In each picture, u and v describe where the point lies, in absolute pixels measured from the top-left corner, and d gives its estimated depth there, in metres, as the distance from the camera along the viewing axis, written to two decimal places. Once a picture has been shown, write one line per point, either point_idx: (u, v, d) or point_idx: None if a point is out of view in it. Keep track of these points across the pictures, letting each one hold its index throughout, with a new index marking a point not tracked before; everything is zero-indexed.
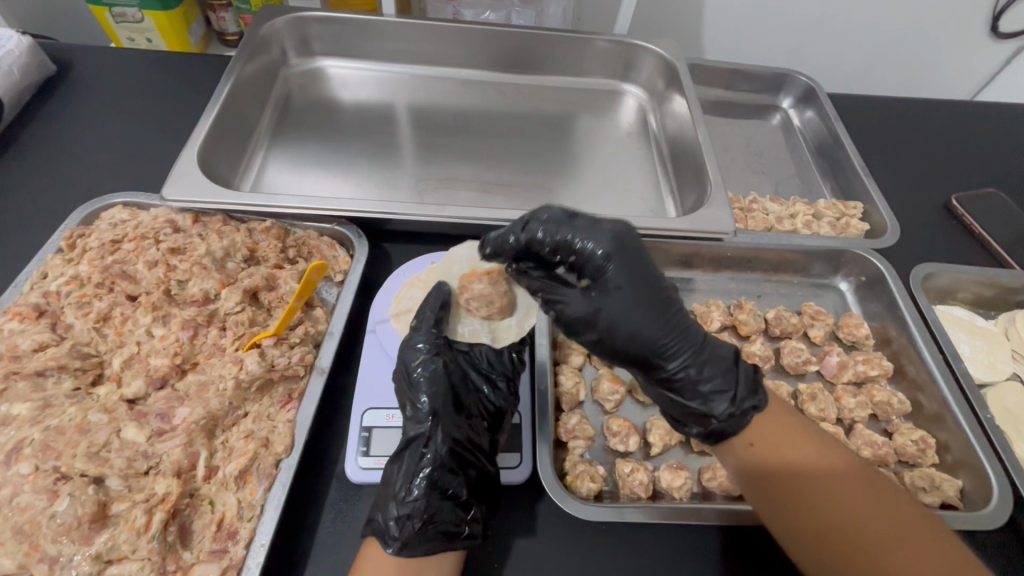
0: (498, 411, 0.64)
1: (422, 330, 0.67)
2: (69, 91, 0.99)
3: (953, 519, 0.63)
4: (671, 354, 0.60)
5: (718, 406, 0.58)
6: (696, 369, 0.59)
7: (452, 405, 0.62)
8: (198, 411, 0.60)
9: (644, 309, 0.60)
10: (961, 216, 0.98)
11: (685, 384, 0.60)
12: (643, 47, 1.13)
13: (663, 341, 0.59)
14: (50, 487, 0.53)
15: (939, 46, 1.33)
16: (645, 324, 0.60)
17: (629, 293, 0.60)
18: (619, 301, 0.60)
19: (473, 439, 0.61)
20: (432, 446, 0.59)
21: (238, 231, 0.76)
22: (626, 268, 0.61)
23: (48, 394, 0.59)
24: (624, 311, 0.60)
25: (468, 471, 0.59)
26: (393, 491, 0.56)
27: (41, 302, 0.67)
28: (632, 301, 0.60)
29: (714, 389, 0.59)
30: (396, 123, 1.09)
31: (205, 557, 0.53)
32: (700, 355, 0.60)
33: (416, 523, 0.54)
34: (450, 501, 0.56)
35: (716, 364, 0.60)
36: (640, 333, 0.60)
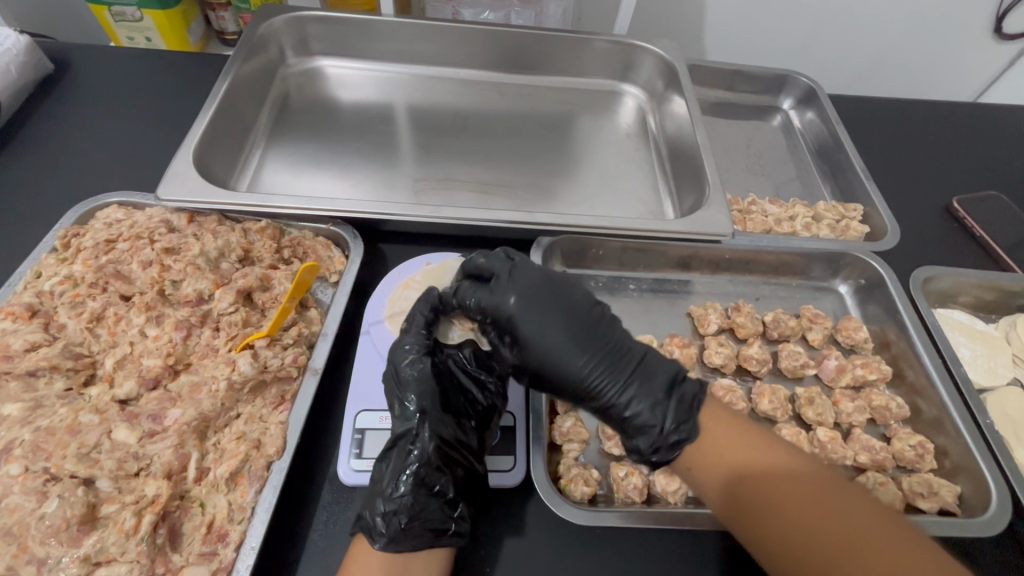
0: (486, 410, 0.64)
1: (411, 333, 0.66)
2: (67, 90, 0.99)
3: (950, 525, 0.62)
4: (595, 390, 0.61)
5: (646, 436, 0.59)
6: (624, 399, 0.60)
7: (441, 404, 0.61)
8: (190, 413, 0.60)
9: (561, 345, 0.62)
10: (962, 218, 0.97)
11: (617, 418, 0.61)
12: (643, 47, 1.13)
13: (583, 379, 0.61)
14: (40, 488, 0.52)
15: (942, 47, 1.32)
16: (563, 362, 0.62)
17: (541, 333, 0.63)
18: (537, 340, 0.63)
19: (461, 437, 0.60)
20: (420, 444, 0.58)
21: (233, 231, 0.76)
22: (536, 309, 0.64)
23: (40, 395, 0.59)
24: (541, 353, 0.63)
25: (455, 470, 0.58)
26: (380, 488, 0.56)
27: (34, 302, 0.67)
28: (548, 338, 0.63)
29: (642, 421, 0.59)
30: (394, 123, 1.08)
31: (194, 560, 0.53)
32: (627, 387, 0.61)
33: (402, 519, 0.53)
34: (438, 499, 0.56)
35: (644, 394, 0.60)
36: (563, 371, 0.62)
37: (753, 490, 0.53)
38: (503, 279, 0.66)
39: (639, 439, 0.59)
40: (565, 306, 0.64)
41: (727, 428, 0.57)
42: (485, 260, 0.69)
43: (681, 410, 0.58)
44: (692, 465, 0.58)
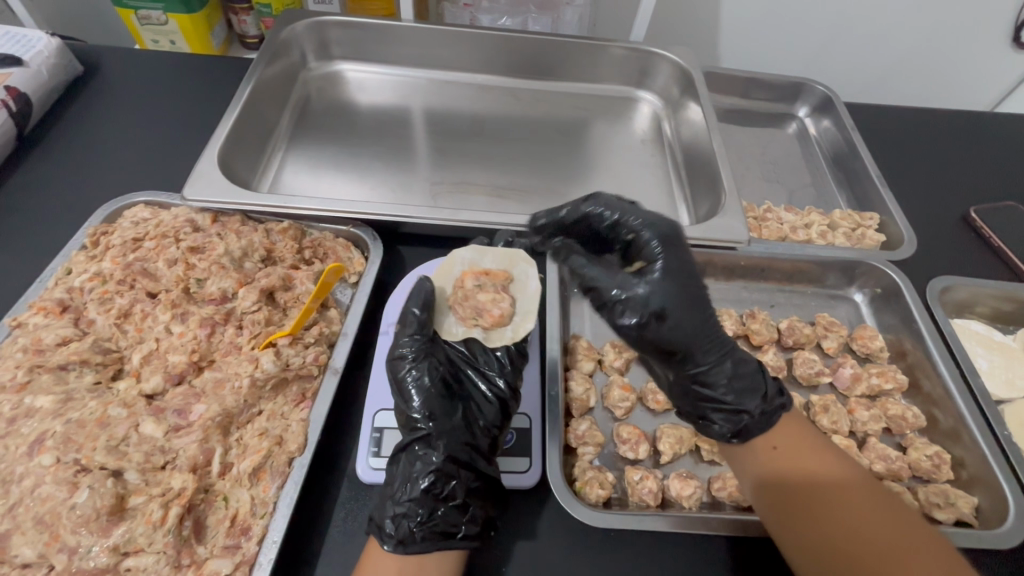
0: (494, 413, 0.64)
1: (410, 334, 0.67)
2: (95, 91, 1.02)
3: (967, 537, 0.62)
4: (705, 351, 0.59)
5: (750, 408, 0.59)
6: (729, 370, 0.60)
7: (447, 409, 0.63)
8: (214, 408, 0.61)
9: (692, 310, 0.58)
10: (980, 228, 0.97)
11: (715, 382, 0.60)
12: (659, 54, 1.14)
13: (705, 343, 0.59)
14: (71, 479, 0.54)
15: (961, 56, 1.32)
16: (694, 320, 0.58)
17: (681, 284, 0.58)
18: (671, 286, 0.58)
19: (469, 439, 0.61)
20: (425, 449, 0.59)
21: (256, 231, 0.77)
22: (680, 261, 0.60)
23: (70, 388, 0.61)
24: (676, 300, 0.57)
25: (465, 472, 0.58)
26: (390, 491, 0.57)
27: (64, 297, 0.68)
28: (686, 289, 0.58)
29: (738, 391, 0.60)
30: (412, 126, 1.10)
31: (218, 552, 0.54)
32: (727, 358, 0.60)
33: (410, 522, 0.54)
34: (446, 503, 0.56)
35: (740, 372, 0.60)
36: (688, 329, 0.58)
37: (787, 490, 0.55)
38: (630, 236, 0.60)
39: (738, 404, 0.59)
40: (692, 271, 0.60)
41: (775, 429, 0.59)
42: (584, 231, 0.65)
43: (779, 392, 0.62)
44: (777, 444, 0.58)
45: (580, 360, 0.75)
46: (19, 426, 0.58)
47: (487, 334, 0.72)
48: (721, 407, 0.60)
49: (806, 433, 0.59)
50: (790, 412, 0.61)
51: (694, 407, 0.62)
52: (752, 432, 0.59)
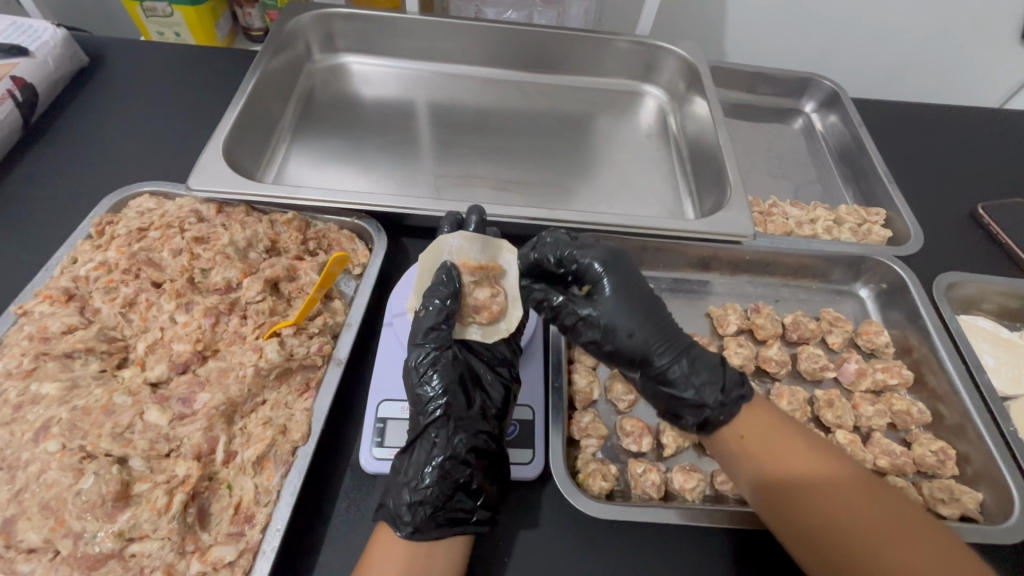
0: (506, 397, 0.64)
1: (433, 324, 0.63)
2: (100, 82, 1.02)
3: (972, 532, 0.62)
4: (659, 352, 0.63)
5: (711, 399, 0.61)
6: (686, 366, 0.62)
7: (466, 395, 0.61)
8: (218, 397, 0.61)
9: (636, 314, 0.64)
10: (987, 224, 0.96)
11: (675, 379, 0.62)
12: (665, 48, 1.13)
13: (654, 341, 0.63)
14: (76, 465, 0.54)
15: (970, 52, 1.30)
16: (638, 326, 0.64)
17: (622, 297, 0.65)
18: (612, 302, 0.65)
19: (484, 425, 0.60)
20: (442, 437, 0.58)
21: (261, 222, 0.78)
22: (619, 274, 0.66)
23: (76, 375, 0.61)
24: (616, 316, 0.64)
25: (482, 458, 0.58)
26: (404, 479, 0.57)
27: (70, 286, 0.69)
28: (623, 300, 0.65)
29: (696, 386, 0.62)
30: (417, 120, 1.10)
31: (222, 539, 0.54)
32: (686, 359, 0.63)
33: (428, 509, 0.55)
34: (463, 489, 0.56)
35: (699, 368, 0.63)
36: (635, 338, 0.64)
37: (787, 492, 0.55)
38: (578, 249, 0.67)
39: (699, 400, 0.61)
40: (633, 280, 0.66)
41: (762, 424, 0.59)
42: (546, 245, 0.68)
43: (741, 383, 0.62)
44: (744, 433, 0.59)
45: (583, 353, 0.75)
46: (25, 413, 0.58)
47: (483, 333, 0.67)
48: (685, 404, 0.62)
49: (794, 430, 0.59)
50: (759, 404, 0.61)
51: (664, 408, 0.65)
52: (714, 424, 0.61)
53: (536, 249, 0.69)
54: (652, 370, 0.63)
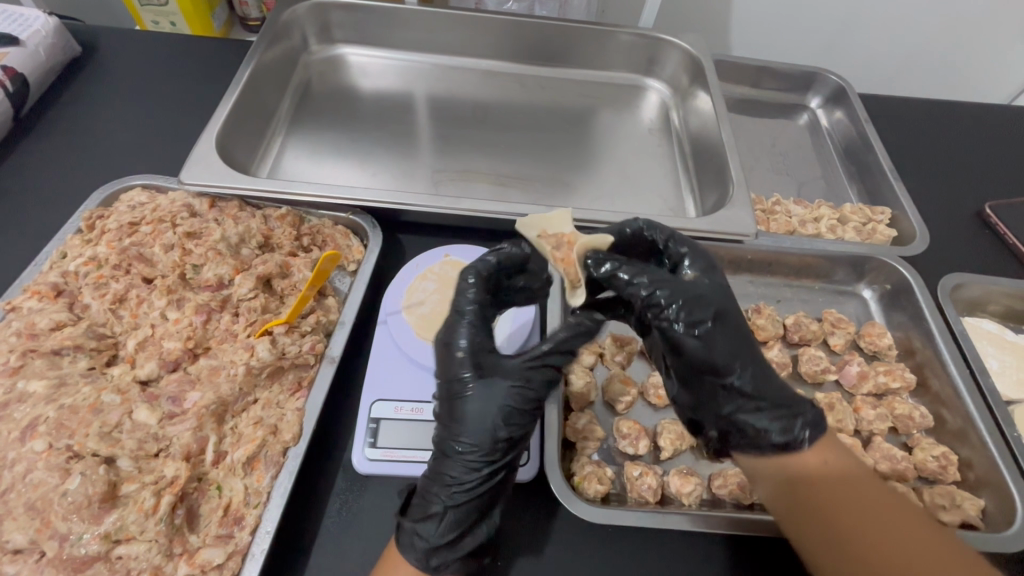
0: (516, 419, 0.56)
1: (456, 325, 0.58)
2: (93, 73, 1.00)
3: (973, 540, 0.60)
4: (747, 364, 0.58)
5: (806, 411, 0.56)
6: (771, 387, 0.58)
7: (464, 421, 0.56)
8: (209, 396, 0.60)
9: (734, 320, 0.59)
10: (994, 224, 0.94)
11: (764, 395, 0.57)
12: (668, 41, 1.11)
13: (745, 352, 0.58)
14: (63, 465, 0.53)
15: (980, 48, 1.28)
16: (738, 325, 0.59)
17: (723, 294, 0.60)
18: (715, 295, 0.59)
19: (484, 452, 0.55)
20: (450, 471, 0.55)
21: (254, 218, 0.76)
22: (716, 270, 0.63)
23: (63, 373, 0.60)
24: (720, 310, 0.58)
25: (477, 484, 0.55)
26: (419, 506, 0.55)
27: (59, 282, 0.68)
28: (726, 294, 0.60)
29: (786, 397, 0.57)
30: (415, 113, 1.08)
31: (211, 542, 0.54)
32: (771, 370, 0.59)
33: (421, 538, 0.53)
34: (459, 517, 0.54)
35: (783, 382, 0.59)
36: (734, 336, 0.58)
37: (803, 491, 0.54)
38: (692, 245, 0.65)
39: (792, 410, 0.56)
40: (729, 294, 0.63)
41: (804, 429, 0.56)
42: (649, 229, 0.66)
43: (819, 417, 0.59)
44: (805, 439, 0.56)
45: (581, 353, 0.74)
46: (11, 411, 0.57)
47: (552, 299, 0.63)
48: (777, 413, 0.56)
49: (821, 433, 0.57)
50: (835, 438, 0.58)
51: (744, 423, 0.57)
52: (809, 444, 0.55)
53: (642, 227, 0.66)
54: (744, 372, 0.57)
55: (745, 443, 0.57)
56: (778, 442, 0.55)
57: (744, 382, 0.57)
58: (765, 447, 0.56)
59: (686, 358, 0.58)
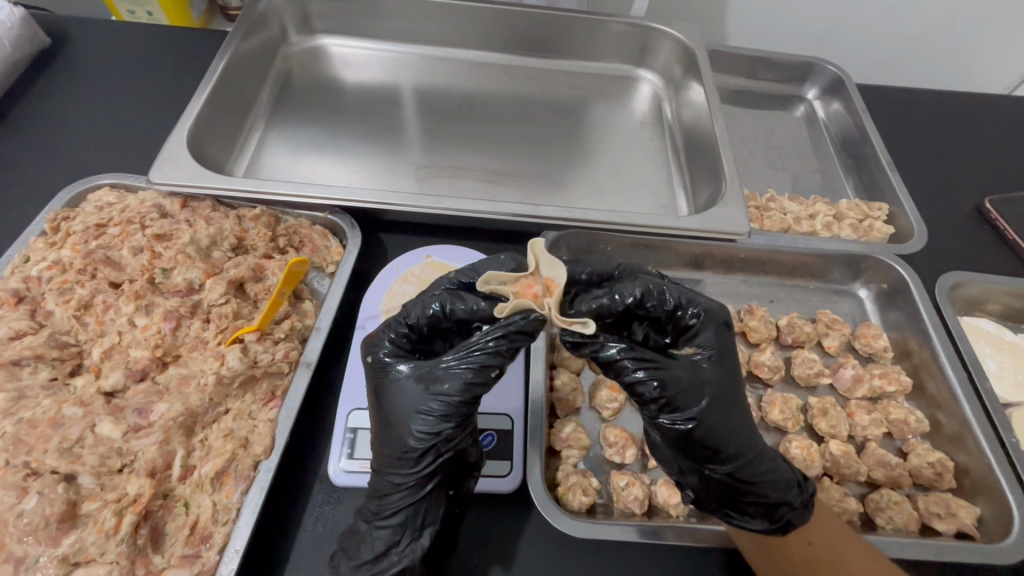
0: (423, 430, 0.50)
1: (385, 330, 0.56)
2: (62, 65, 0.96)
3: (966, 552, 0.59)
4: (742, 455, 0.52)
5: (791, 500, 0.54)
6: (763, 474, 0.53)
7: (381, 434, 0.53)
8: (177, 408, 0.58)
9: (731, 408, 0.53)
10: (994, 220, 0.92)
11: (753, 482, 0.53)
12: (660, 30, 1.07)
13: (741, 442, 0.52)
14: (20, 483, 0.51)
15: (981, 37, 1.24)
16: (738, 415, 0.53)
17: (727, 382, 0.53)
18: (717, 384, 0.52)
19: (396, 467, 0.52)
20: (379, 482, 0.53)
21: (227, 218, 0.73)
22: (726, 347, 0.55)
23: (23, 385, 0.58)
24: (720, 402, 0.52)
25: (395, 501, 0.52)
26: (356, 522, 0.54)
27: (20, 287, 0.65)
28: (730, 381, 0.53)
29: (777, 487, 0.53)
30: (400, 106, 1.04)
31: (176, 562, 0.51)
32: (767, 456, 0.54)
33: (346, 558, 0.53)
34: (379, 535, 0.52)
35: (779, 468, 0.54)
36: (734, 429, 0.52)
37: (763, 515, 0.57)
38: (700, 311, 0.55)
39: (776, 500, 0.53)
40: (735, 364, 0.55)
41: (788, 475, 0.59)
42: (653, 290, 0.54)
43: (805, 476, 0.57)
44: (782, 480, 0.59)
45: (567, 358, 0.71)
46: None
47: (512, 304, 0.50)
48: (758, 500, 0.53)
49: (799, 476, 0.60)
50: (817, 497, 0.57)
51: (725, 502, 0.55)
52: (798, 522, 0.54)
53: (641, 283, 0.54)
54: (735, 464, 0.52)
55: (718, 513, 0.56)
56: (758, 528, 0.54)
57: (734, 472, 0.53)
58: (740, 526, 0.55)
59: (674, 444, 0.53)
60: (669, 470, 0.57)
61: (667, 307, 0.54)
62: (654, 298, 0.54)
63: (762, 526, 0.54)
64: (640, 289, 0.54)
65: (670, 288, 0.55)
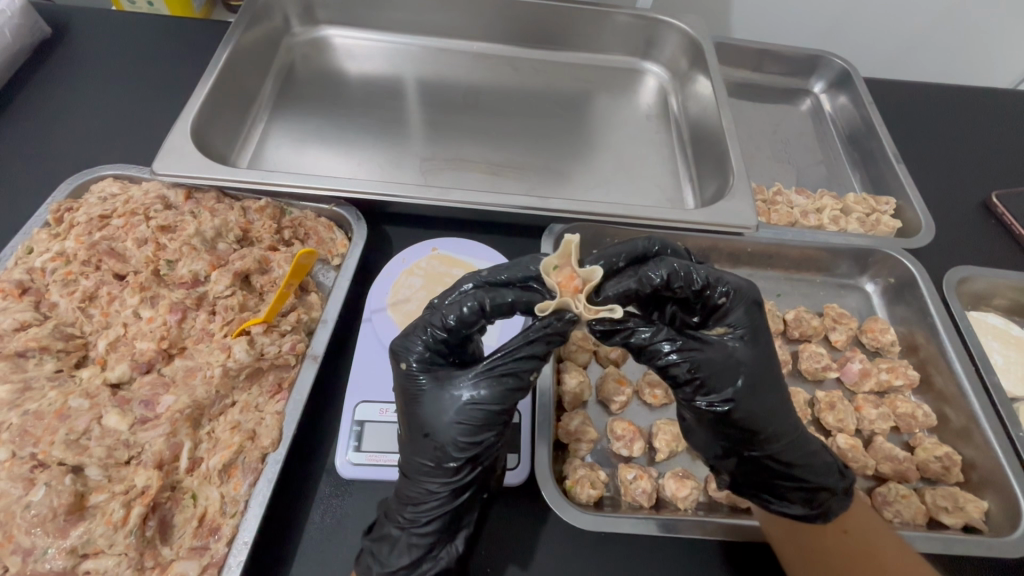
0: (465, 441, 0.51)
1: (417, 332, 0.54)
2: (63, 55, 0.95)
3: (974, 545, 0.59)
4: (779, 438, 0.54)
5: (832, 486, 0.55)
6: (801, 459, 0.54)
7: (417, 442, 0.52)
8: (183, 400, 0.58)
9: (767, 388, 0.53)
10: (1001, 214, 0.91)
11: (792, 467, 0.54)
12: (666, 22, 1.07)
13: (776, 422, 0.53)
14: (27, 475, 0.51)
15: (988, 30, 1.23)
16: (774, 395, 0.54)
17: (762, 361, 0.54)
18: (750, 361, 0.53)
19: (433, 474, 0.52)
20: (411, 489, 0.53)
21: (232, 210, 0.73)
22: (759, 325, 0.55)
23: (29, 376, 0.57)
24: (753, 380, 0.53)
25: (430, 509, 0.52)
26: (386, 526, 0.54)
27: (25, 279, 0.64)
28: (763, 359, 0.54)
29: (817, 472, 0.55)
30: (404, 98, 1.03)
31: (185, 554, 0.51)
32: (806, 440, 0.55)
33: (375, 562, 0.52)
34: (414, 541, 0.52)
35: (817, 453, 0.56)
36: (770, 408, 0.53)
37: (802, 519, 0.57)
38: (730, 290, 0.54)
39: (813, 484, 0.55)
40: (770, 342, 0.56)
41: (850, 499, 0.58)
42: (679, 272, 0.53)
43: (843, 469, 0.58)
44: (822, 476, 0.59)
45: (575, 351, 0.71)
46: None
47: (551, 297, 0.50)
48: (797, 484, 0.55)
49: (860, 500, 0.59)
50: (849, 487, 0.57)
51: (764, 486, 0.56)
52: (835, 509, 0.56)
53: (663, 263, 0.53)
54: (774, 446, 0.54)
55: (756, 499, 0.57)
56: (798, 514, 0.55)
57: (774, 454, 0.54)
58: (779, 510, 0.56)
59: (709, 424, 0.54)
60: (704, 455, 0.57)
61: (696, 288, 0.54)
62: (681, 280, 0.53)
63: (802, 509, 0.55)
64: (667, 271, 0.53)
65: (694, 268, 0.54)
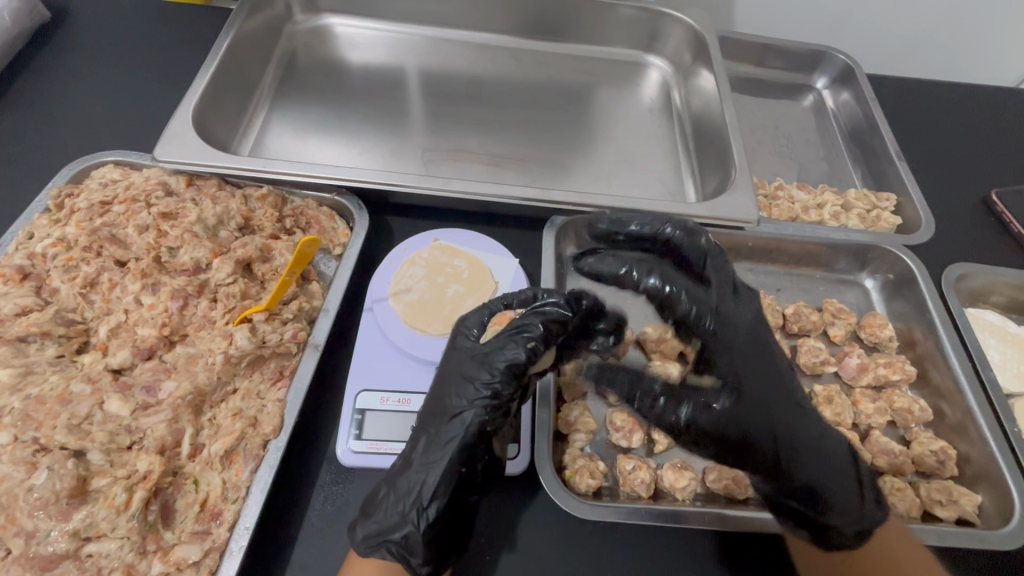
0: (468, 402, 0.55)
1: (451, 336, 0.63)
2: (62, 40, 0.94)
3: (969, 538, 0.59)
4: (795, 437, 0.59)
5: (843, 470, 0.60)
6: (815, 452, 0.59)
7: (432, 404, 0.57)
8: (185, 386, 0.58)
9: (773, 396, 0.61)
10: (999, 212, 0.92)
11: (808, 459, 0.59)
12: (670, 16, 1.06)
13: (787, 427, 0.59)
14: (29, 458, 0.51)
15: (992, 27, 1.23)
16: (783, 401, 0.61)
17: (762, 373, 0.61)
18: (759, 374, 0.61)
19: (437, 431, 0.55)
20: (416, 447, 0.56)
21: (233, 198, 0.72)
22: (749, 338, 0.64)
23: (30, 361, 0.57)
24: (727, 358, 0.60)
25: (424, 466, 0.54)
26: (379, 500, 0.54)
27: (25, 264, 0.64)
28: (765, 369, 0.61)
29: (825, 457, 0.60)
30: (406, 88, 1.03)
31: (186, 538, 0.52)
32: (819, 437, 0.61)
33: (363, 521, 0.53)
34: (402, 504, 0.53)
35: (824, 445, 0.60)
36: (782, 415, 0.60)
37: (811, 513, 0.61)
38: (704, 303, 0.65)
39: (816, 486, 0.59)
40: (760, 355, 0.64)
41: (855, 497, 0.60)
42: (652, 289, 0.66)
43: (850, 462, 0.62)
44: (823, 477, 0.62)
45: None
46: None
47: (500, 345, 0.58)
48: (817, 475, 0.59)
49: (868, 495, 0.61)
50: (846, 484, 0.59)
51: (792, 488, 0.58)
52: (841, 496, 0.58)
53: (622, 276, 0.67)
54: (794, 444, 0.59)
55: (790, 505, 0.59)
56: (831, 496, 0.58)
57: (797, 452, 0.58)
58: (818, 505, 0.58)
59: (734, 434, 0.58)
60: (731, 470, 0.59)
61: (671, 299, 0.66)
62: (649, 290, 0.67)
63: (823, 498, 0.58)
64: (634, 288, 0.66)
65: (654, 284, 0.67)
